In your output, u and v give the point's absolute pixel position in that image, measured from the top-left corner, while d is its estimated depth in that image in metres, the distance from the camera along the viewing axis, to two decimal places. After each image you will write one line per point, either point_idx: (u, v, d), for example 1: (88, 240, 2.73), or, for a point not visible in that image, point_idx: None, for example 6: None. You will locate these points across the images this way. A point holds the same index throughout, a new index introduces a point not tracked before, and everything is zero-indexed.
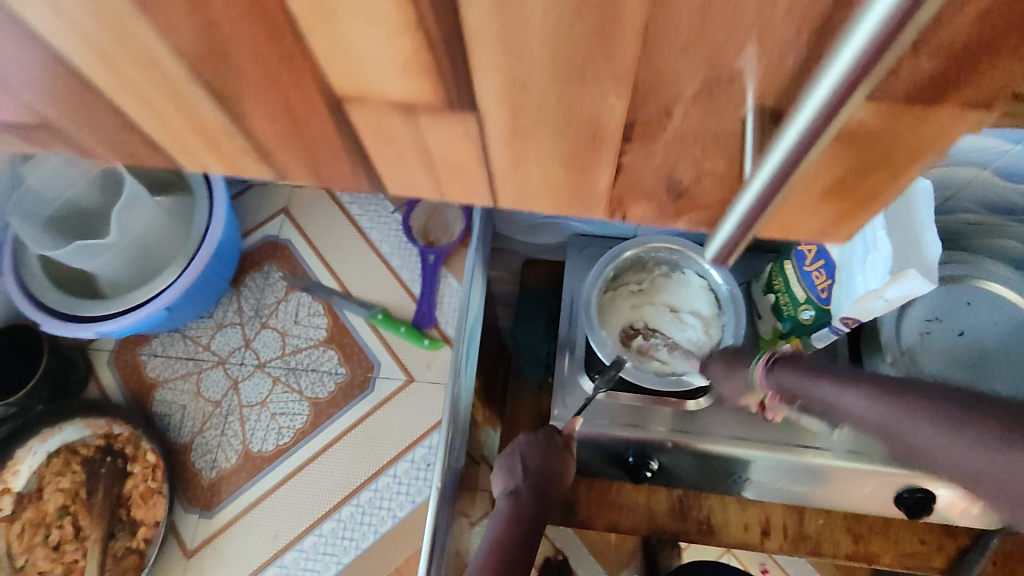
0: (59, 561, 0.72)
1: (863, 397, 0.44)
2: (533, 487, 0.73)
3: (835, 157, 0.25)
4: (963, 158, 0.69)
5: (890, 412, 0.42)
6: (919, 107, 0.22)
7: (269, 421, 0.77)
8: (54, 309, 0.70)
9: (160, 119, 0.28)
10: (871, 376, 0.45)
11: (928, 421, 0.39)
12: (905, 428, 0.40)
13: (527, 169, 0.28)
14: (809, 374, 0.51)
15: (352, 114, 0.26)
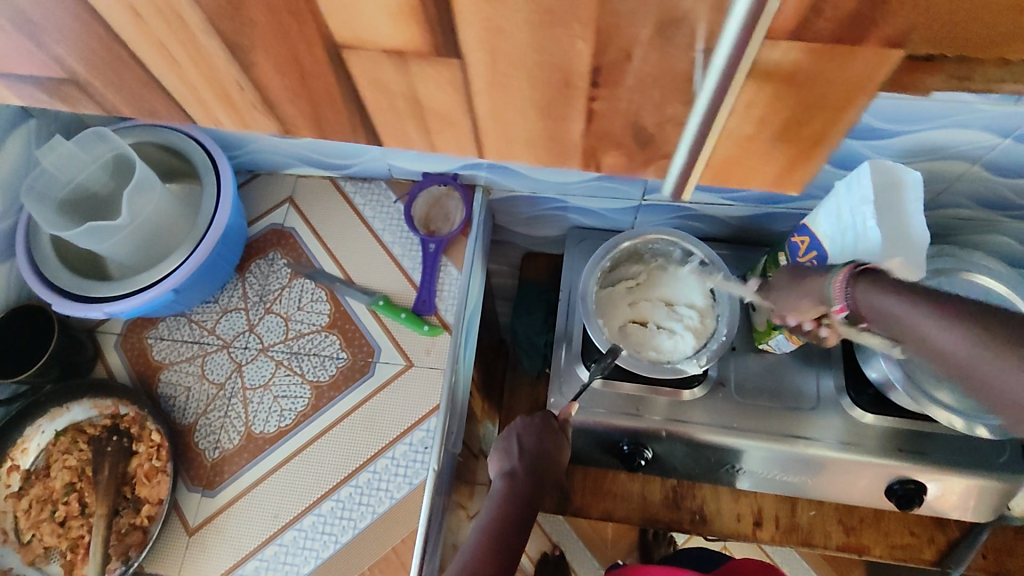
0: (65, 536, 0.74)
1: (937, 322, 0.49)
2: (530, 468, 0.75)
3: (765, 103, 0.32)
4: (952, 152, 0.71)
5: (961, 337, 0.47)
6: (843, 47, 0.29)
7: (271, 403, 0.79)
8: (65, 290, 0.72)
9: (193, 58, 0.35)
10: (952, 303, 0.49)
11: (998, 349, 0.44)
12: (972, 355, 0.45)
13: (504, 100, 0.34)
14: (895, 295, 0.53)
15: (349, 51, 0.33)
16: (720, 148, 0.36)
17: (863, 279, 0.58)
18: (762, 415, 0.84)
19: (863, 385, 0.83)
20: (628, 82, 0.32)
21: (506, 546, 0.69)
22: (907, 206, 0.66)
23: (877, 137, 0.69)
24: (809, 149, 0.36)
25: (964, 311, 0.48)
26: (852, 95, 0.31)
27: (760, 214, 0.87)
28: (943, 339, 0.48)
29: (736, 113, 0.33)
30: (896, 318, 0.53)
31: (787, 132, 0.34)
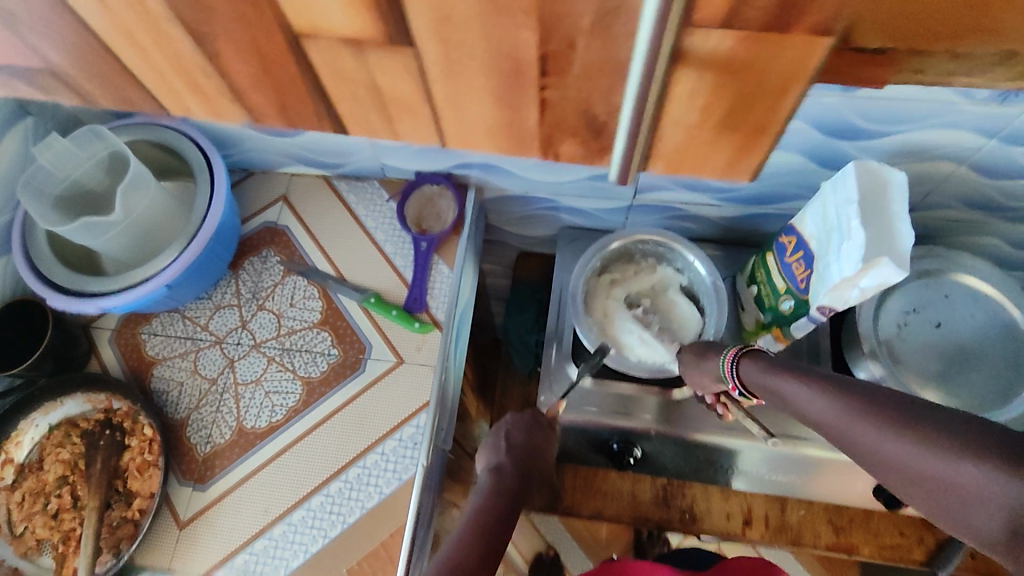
0: (57, 529, 0.75)
1: (801, 387, 0.55)
2: (517, 463, 0.74)
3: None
4: (940, 153, 0.71)
5: (817, 397, 0.53)
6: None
7: (263, 398, 0.80)
8: (59, 286, 0.73)
9: None
10: (805, 369, 0.57)
11: (894, 425, 0.46)
12: (836, 417, 0.51)
13: None
14: (769, 367, 0.60)
15: None
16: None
17: (748, 356, 0.65)
18: (751, 415, 0.84)
19: None
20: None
21: (492, 535, 0.65)
22: (893, 211, 0.65)
23: (864, 137, 0.70)
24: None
25: (830, 381, 0.53)
26: None
27: (750, 214, 0.88)
28: (803, 401, 0.55)
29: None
30: (770, 384, 0.59)
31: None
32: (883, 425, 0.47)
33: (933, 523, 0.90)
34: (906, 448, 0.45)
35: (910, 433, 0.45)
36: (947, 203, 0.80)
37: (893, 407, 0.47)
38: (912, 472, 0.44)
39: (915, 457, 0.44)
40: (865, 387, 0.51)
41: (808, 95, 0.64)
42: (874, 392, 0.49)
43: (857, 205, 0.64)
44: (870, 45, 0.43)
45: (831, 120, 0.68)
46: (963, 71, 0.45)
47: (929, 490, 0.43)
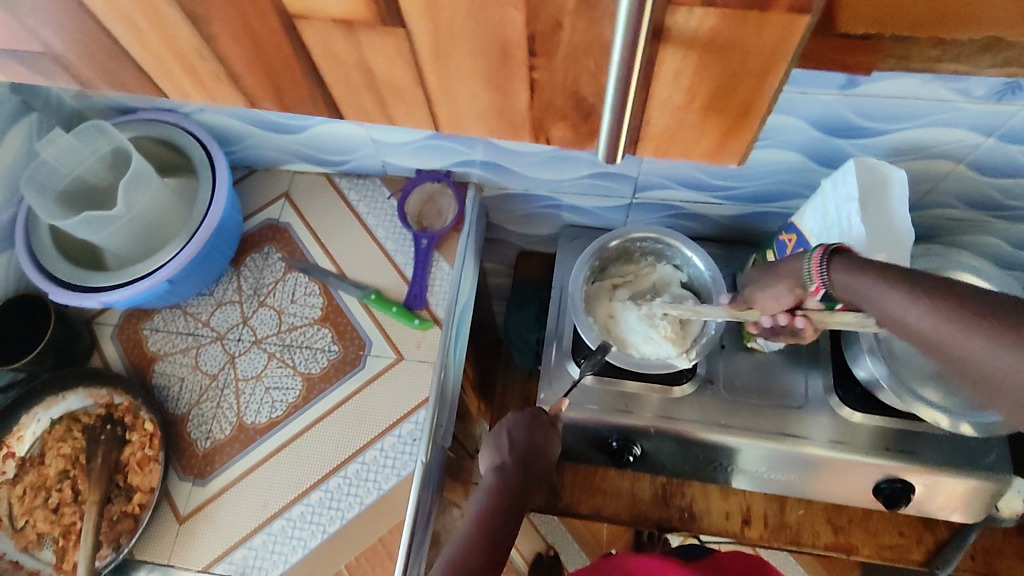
0: (57, 523, 0.75)
1: (904, 296, 0.50)
2: (520, 462, 0.74)
3: (692, 70, 0.37)
4: (939, 151, 0.72)
5: (920, 308, 0.48)
6: (755, 13, 0.33)
7: (263, 394, 0.80)
8: (62, 279, 0.73)
9: (165, 34, 0.39)
10: (910, 275, 0.51)
11: (1018, 341, 0.41)
12: (940, 331, 0.46)
13: (453, 68, 0.39)
14: (864, 272, 0.55)
15: (307, 28, 0.37)
16: (658, 117, 0.41)
17: (838, 258, 0.59)
18: (751, 413, 0.84)
19: (851, 384, 0.84)
20: (561, 54, 0.36)
21: (495, 538, 0.67)
22: (894, 206, 0.66)
23: (864, 136, 0.70)
24: (739, 120, 0.40)
25: (938, 289, 0.47)
26: (772, 62, 0.36)
27: (751, 213, 0.88)
28: (902, 311, 0.50)
29: (668, 83, 0.38)
30: (862, 292, 0.55)
31: (716, 102, 0.39)
32: (994, 335, 0.42)
33: (932, 523, 0.90)
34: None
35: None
36: (947, 202, 0.80)
37: (1020, 318, 0.42)
38: (1022, 389, 0.40)
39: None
40: (984, 294, 0.45)
41: (807, 92, 0.64)
42: (988, 303, 0.44)
43: (857, 199, 0.65)
44: (854, 32, 0.48)
45: (830, 117, 0.68)
46: (948, 58, 0.50)
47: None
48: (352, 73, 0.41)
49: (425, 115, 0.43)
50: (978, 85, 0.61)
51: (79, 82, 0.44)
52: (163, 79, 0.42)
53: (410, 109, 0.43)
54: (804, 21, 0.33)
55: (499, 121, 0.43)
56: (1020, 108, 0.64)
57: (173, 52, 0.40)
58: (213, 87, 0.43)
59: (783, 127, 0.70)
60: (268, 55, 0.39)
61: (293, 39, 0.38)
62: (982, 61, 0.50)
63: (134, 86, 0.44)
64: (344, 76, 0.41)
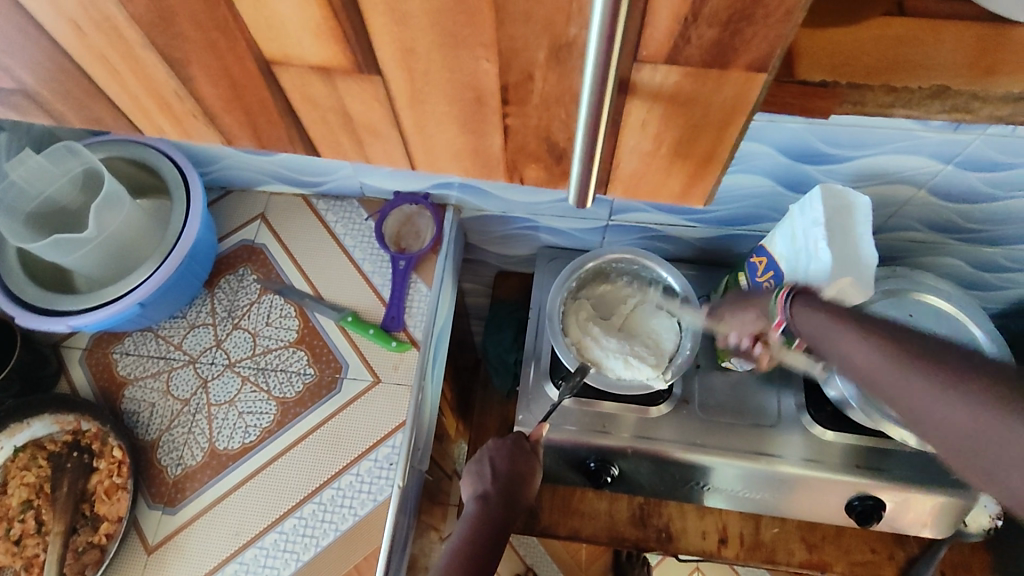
0: (19, 555, 0.72)
1: (855, 337, 0.50)
2: (502, 492, 0.72)
3: (658, 120, 0.38)
4: (900, 177, 0.74)
5: (850, 343, 0.50)
6: (714, 70, 0.34)
7: (236, 419, 0.79)
8: (27, 303, 0.72)
9: (141, 77, 0.39)
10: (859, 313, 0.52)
11: (963, 387, 0.39)
12: (888, 373, 0.45)
13: (427, 113, 0.39)
14: (830, 315, 0.54)
15: (284, 73, 0.38)
16: (628, 161, 0.42)
17: (799, 297, 0.61)
18: (725, 432, 0.85)
19: (822, 402, 0.86)
20: (533, 102, 0.37)
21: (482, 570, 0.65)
22: (857, 231, 0.68)
23: (830, 161, 0.73)
24: (703, 166, 0.41)
25: (873, 328, 0.49)
26: (731, 115, 0.37)
27: (722, 235, 0.90)
28: (853, 354, 0.49)
29: (636, 131, 0.39)
30: (825, 337, 0.54)
31: (682, 148, 0.40)
32: (936, 373, 0.41)
33: (904, 539, 0.92)
34: (957, 410, 0.39)
35: (979, 392, 0.38)
36: (911, 226, 0.83)
37: (947, 362, 0.42)
38: (949, 430, 0.39)
39: (960, 417, 0.39)
40: (917, 334, 0.46)
41: (774, 121, 0.67)
42: (916, 339, 0.45)
43: (823, 226, 0.67)
44: (812, 78, 0.52)
45: (797, 145, 0.70)
46: (900, 104, 0.53)
47: (984, 459, 0.38)
48: (330, 115, 0.41)
49: (402, 156, 0.44)
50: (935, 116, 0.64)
51: (53, 116, 0.43)
52: (142, 116, 0.42)
53: (388, 150, 0.43)
54: (762, 77, 0.34)
55: (476, 162, 0.44)
56: (973, 136, 0.66)
57: (149, 91, 0.40)
58: (190, 123, 0.43)
59: (749, 153, 0.73)
60: (242, 95, 0.40)
61: (269, 82, 0.38)
62: (931, 106, 0.53)
63: (109, 120, 0.44)
64: (320, 117, 0.41)
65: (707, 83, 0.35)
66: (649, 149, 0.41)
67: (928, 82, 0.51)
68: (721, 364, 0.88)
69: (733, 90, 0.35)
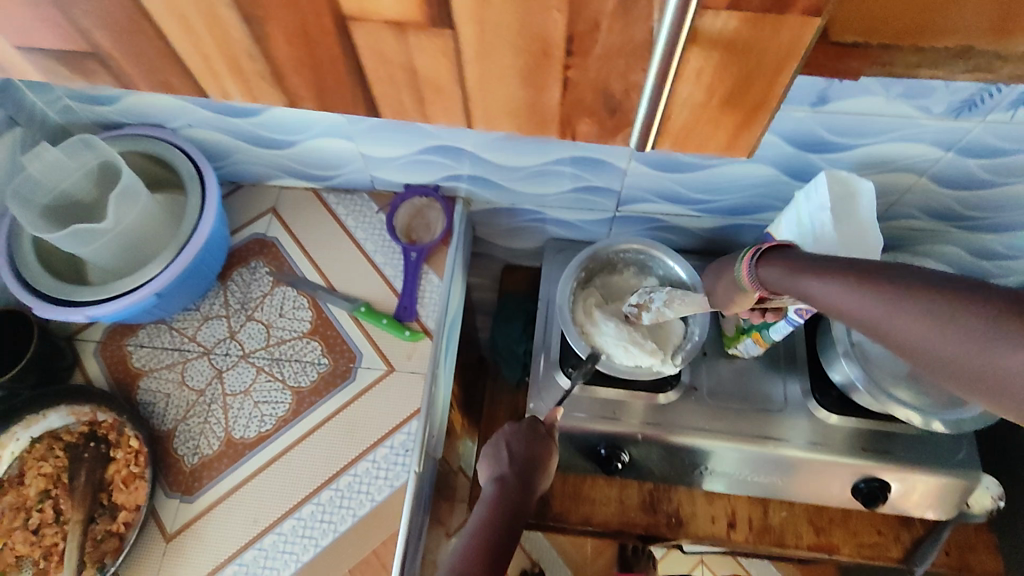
0: (38, 544, 0.73)
1: (842, 281, 0.50)
2: (519, 474, 0.73)
3: (714, 67, 0.42)
4: (902, 164, 0.76)
5: (854, 294, 0.49)
6: (773, 16, 0.38)
7: (252, 408, 0.79)
8: (43, 293, 0.72)
9: None
10: (826, 261, 0.54)
11: (913, 301, 0.44)
12: (862, 305, 0.48)
13: (493, 64, 0.44)
14: (786, 263, 0.58)
15: None
16: (681, 113, 0.47)
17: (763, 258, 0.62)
18: (732, 417, 0.87)
19: (827, 387, 0.87)
20: (596, 53, 0.42)
21: (502, 550, 0.65)
22: (862, 217, 0.70)
23: (833, 150, 0.75)
24: (752, 115, 0.46)
25: (852, 269, 0.50)
26: (785, 60, 0.41)
27: (727, 225, 0.92)
28: (851, 302, 0.49)
29: (692, 79, 0.43)
30: (790, 284, 0.57)
31: (735, 97, 0.45)
32: (871, 291, 0.47)
33: (909, 522, 0.93)
34: (945, 333, 0.41)
35: (918, 303, 0.44)
36: (912, 213, 0.85)
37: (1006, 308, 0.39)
38: (946, 357, 0.41)
39: (952, 341, 0.41)
40: (881, 266, 0.49)
41: (780, 109, 0.68)
42: (887, 273, 0.47)
43: (830, 212, 0.69)
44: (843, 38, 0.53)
45: (803, 133, 0.72)
46: (927, 64, 0.54)
47: (994, 382, 0.39)
48: (398, 71, 0.46)
49: (456, 114, 0.50)
50: (937, 102, 0.66)
51: None
52: (212, 79, 0.47)
53: (448, 108, 0.49)
54: (818, 21, 0.38)
55: (523, 113, 0.49)
56: (974, 124, 0.69)
57: (221, 47, 0.44)
58: (257, 86, 0.48)
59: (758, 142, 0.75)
60: (314, 51, 0.44)
61: (346, 36, 0.43)
62: (957, 66, 0.54)
63: None
64: (389, 73, 0.46)
65: (764, 29, 0.39)
66: (705, 102, 0.46)
67: (956, 42, 0.52)
68: (727, 352, 0.90)
69: (792, 37, 0.40)
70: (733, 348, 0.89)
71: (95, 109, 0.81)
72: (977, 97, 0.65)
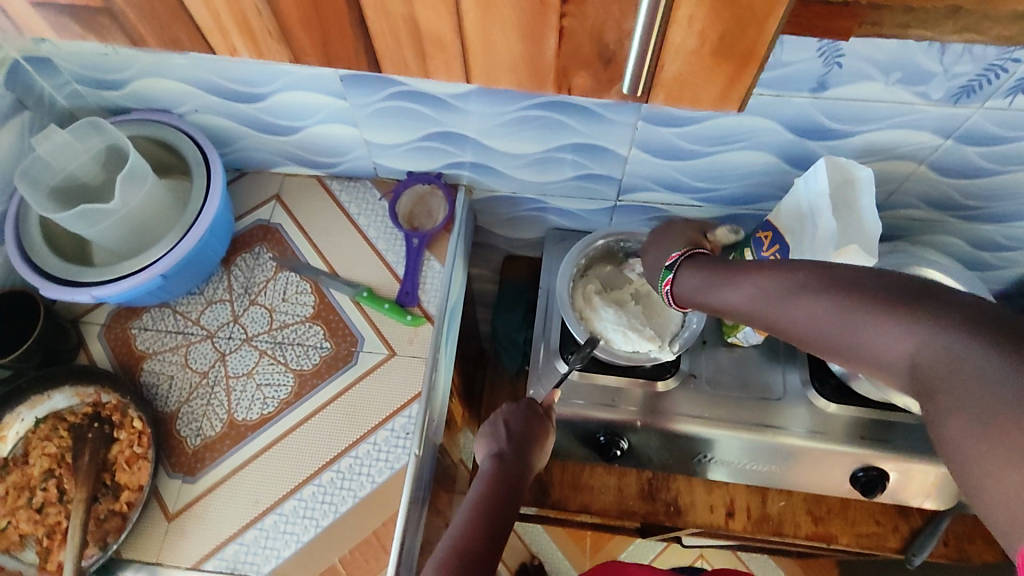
0: (41, 523, 0.73)
1: (742, 283, 0.61)
2: (516, 450, 0.74)
3: (704, 15, 0.47)
4: (902, 152, 0.77)
5: (756, 287, 0.59)
6: None
7: (254, 391, 0.80)
8: (50, 273, 0.73)
9: None
10: (728, 268, 0.64)
11: (792, 294, 0.55)
12: (760, 303, 0.58)
13: (492, 17, 0.49)
14: (697, 269, 0.68)
15: None
16: (674, 62, 0.52)
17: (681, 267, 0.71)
18: (731, 405, 0.87)
19: (826, 376, 0.88)
20: (590, 1, 0.47)
21: (499, 523, 0.66)
22: (860, 204, 0.70)
23: (833, 137, 0.75)
24: (744, 63, 0.51)
25: (749, 270, 0.61)
26: (773, 5, 0.46)
27: (727, 216, 0.92)
28: (752, 299, 0.59)
29: (684, 28, 0.48)
30: (699, 294, 0.66)
31: (724, 46, 0.50)
32: (764, 291, 0.58)
33: (908, 513, 0.94)
34: (819, 318, 0.52)
35: (797, 296, 0.54)
36: (912, 204, 0.86)
37: (866, 286, 0.50)
38: (821, 338, 0.52)
39: (823, 323, 0.51)
40: (772, 267, 0.59)
41: (780, 95, 0.69)
42: (776, 272, 0.58)
43: (828, 198, 0.69)
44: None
45: (803, 120, 0.73)
46: (916, 23, 0.58)
47: (855, 354, 0.49)
48: (400, 25, 0.52)
49: (454, 66, 0.55)
50: (936, 89, 0.67)
51: None
52: (221, 33, 0.55)
53: (446, 60, 0.55)
54: None
55: (520, 60, 0.54)
56: (972, 111, 0.69)
57: (233, 6, 0.52)
58: (264, 41, 0.55)
59: (758, 129, 0.75)
60: (320, 6, 0.51)
61: None
62: (946, 26, 0.58)
63: None
64: (391, 28, 0.52)
65: None
66: (700, 51, 0.50)
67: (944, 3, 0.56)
68: (727, 341, 0.91)
69: None
70: (732, 336, 0.89)
71: (102, 93, 0.82)
72: (976, 83, 0.65)
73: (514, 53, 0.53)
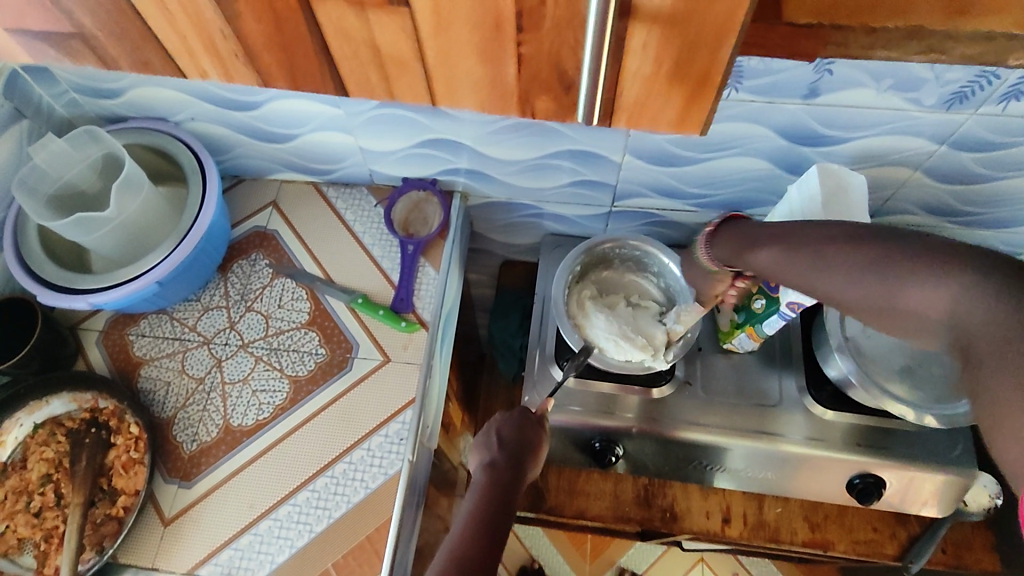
0: (39, 527, 0.74)
1: (773, 245, 0.62)
2: (509, 457, 0.74)
3: (657, 42, 0.47)
4: (896, 158, 0.76)
5: (785, 254, 0.61)
6: None
7: (250, 397, 0.81)
8: (47, 280, 0.74)
9: None
10: (761, 232, 0.66)
11: (824, 255, 0.56)
12: (790, 264, 0.60)
13: (453, 41, 0.50)
14: (735, 235, 0.70)
15: None
16: (633, 86, 0.52)
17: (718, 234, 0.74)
18: (727, 411, 0.87)
19: (822, 383, 0.87)
20: (544, 26, 0.47)
21: (495, 526, 0.67)
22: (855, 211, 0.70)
23: (827, 143, 0.75)
24: (702, 85, 0.51)
25: (782, 234, 0.62)
26: (722, 31, 0.46)
27: None
28: (783, 261, 0.61)
29: (638, 54, 0.49)
30: (736, 256, 0.69)
31: (680, 70, 0.50)
32: (795, 252, 0.59)
33: (907, 519, 0.93)
34: (851, 279, 0.53)
35: (830, 256, 0.56)
36: (909, 210, 0.85)
37: (898, 245, 0.52)
38: (851, 297, 0.54)
39: (853, 283, 0.53)
40: (804, 230, 0.60)
41: (771, 102, 0.69)
42: (810, 234, 0.59)
43: (820, 206, 0.69)
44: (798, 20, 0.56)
45: (796, 126, 0.73)
46: (880, 43, 0.56)
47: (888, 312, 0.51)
48: (361, 47, 0.52)
49: (420, 86, 0.56)
50: (928, 94, 0.66)
51: None
52: (188, 55, 0.55)
53: (410, 78, 0.55)
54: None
55: (484, 78, 0.54)
56: (967, 116, 0.69)
57: (197, 31, 0.52)
58: (232, 63, 0.55)
59: (751, 136, 0.75)
60: (281, 28, 0.51)
61: (306, 11, 0.49)
62: (909, 47, 0.56)
63: None
64: (353, 50, 0.52)
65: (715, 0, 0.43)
66: (654, 76, 0.51)
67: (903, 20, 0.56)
68: (723, 348, 0.90)
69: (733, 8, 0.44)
70: (727, 343, 0.89)
71: (100, 102, 0.83)
72: (969, 88, 0.65)
73: (474, 74, 0.53)
